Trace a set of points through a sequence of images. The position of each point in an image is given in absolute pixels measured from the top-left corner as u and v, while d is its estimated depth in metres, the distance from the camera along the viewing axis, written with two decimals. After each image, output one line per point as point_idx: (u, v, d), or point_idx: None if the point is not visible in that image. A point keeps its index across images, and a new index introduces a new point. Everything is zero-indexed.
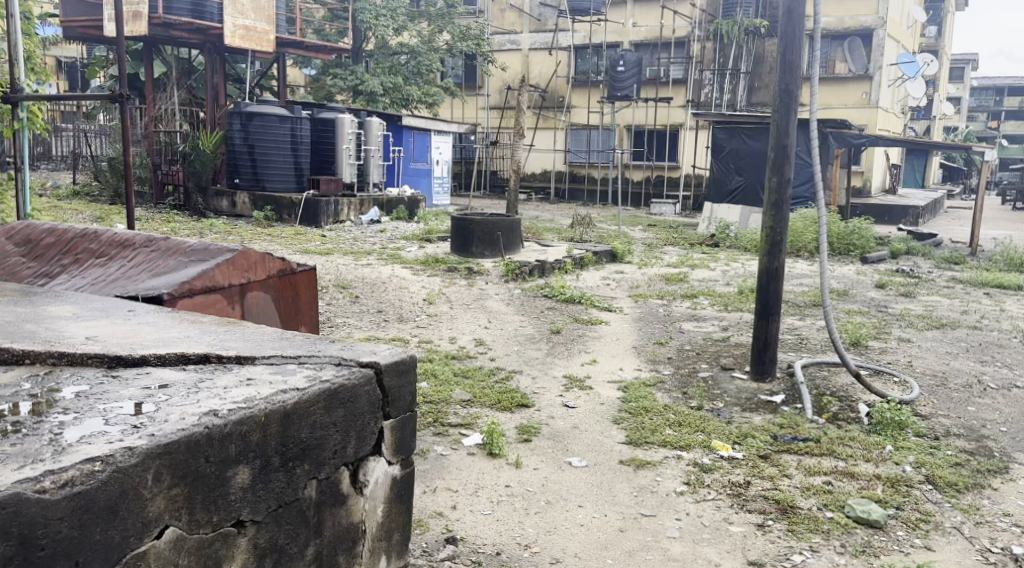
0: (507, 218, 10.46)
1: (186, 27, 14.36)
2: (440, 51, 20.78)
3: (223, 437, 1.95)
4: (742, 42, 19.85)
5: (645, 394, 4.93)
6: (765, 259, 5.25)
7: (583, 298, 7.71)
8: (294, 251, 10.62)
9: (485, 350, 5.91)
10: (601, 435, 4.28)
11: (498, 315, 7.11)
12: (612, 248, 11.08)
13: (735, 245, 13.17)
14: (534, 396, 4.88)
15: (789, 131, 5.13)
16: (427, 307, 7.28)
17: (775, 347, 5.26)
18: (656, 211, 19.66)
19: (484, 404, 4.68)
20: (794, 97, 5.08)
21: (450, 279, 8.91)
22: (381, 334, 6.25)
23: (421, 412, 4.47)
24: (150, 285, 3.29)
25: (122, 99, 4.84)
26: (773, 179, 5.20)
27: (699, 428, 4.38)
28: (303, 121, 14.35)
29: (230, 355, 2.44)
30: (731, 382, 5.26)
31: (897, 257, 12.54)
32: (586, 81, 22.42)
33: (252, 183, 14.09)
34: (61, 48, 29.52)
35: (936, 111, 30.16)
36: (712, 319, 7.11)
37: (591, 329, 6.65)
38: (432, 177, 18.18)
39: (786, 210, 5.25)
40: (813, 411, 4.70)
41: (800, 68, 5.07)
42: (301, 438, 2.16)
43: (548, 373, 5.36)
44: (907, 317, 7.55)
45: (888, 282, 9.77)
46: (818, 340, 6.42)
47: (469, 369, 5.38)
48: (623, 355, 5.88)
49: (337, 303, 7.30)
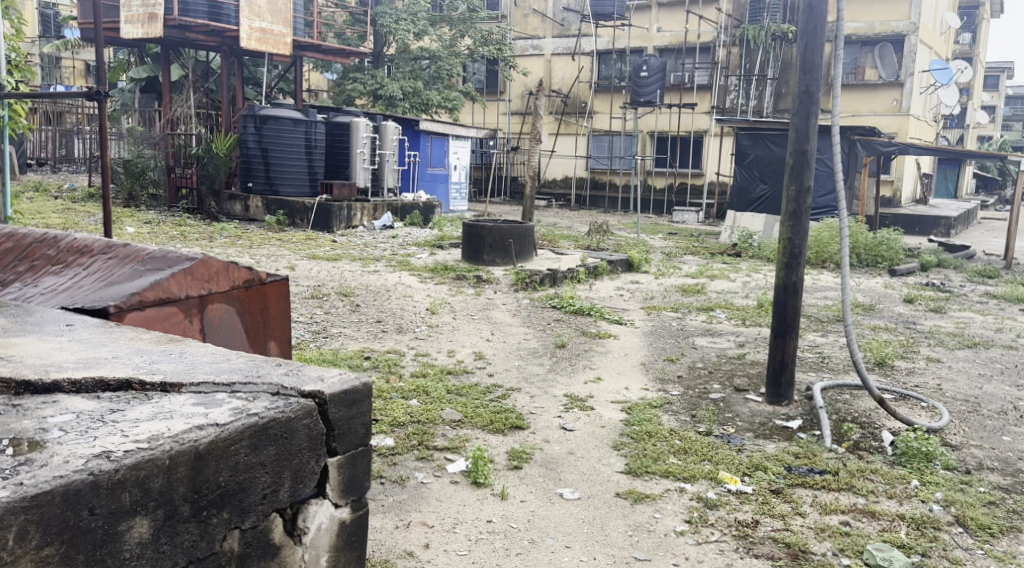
0: (519, 225, 10.13)
1: (202, 29, 14.18)
2: (461, 56, 20.52)
3: (114, 486, 1.66)
4: (769, 47, 19.39)
5: (649, 417, 4.58)
6: (782, 273, 4.89)
7: (593, 310, 7.39)
8: (301, 256, 10.35)
9: (483, 365, 5.59)
10: (598, 462, 3.95)
11: (502, 327, 6.79)
12: (628, 257, 10.72)
13: (757, 254, 12.75)
14: (530, 417, 4.55)
15: (809, 135, 4.77)
16: (428, 317, 6.98)
17: (792, 368, 4.90)
18: (678, 219, 19.26)
19: (475, 424, 4.36)
20: (815, 99, 4.73)
21: (457, 288, 8.62)
22: (376, 346, 5.96)
23: (406, 433, 4.15)
24: (97, 297, 3.02)
25: (99, 95, 4.55)
26: (792, 186, 4.85)
27: (707, 456, 4.03)
28: (317, 125, 14.15)
29: (155, 381, 2.14)
30: (744, 404, 4.91)
31: (927, 270, 12.08)
32: (609, 86, 22.04)
33: (265, 187, 13.89)
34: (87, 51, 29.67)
35: (969, 120, 29.47)
36: (728, 334, 6.74)
37: (599, 343, 6.31)
38: (450, 183, 17.93)
39: (806, 220, 4.88)
40: (832, 438, 4.34)
41: (821, 67, 4.72)
42: (218, 483, 1.85)
43: (548, 392, 5.03)
44: (937, 335, 7.13)
45: (918, 296, 9.34)
46: (840, 359, 6.04)
47: (464, 385, 5.06)
48: (630, 373, 5.53)
49: (336, 312, 7.03)
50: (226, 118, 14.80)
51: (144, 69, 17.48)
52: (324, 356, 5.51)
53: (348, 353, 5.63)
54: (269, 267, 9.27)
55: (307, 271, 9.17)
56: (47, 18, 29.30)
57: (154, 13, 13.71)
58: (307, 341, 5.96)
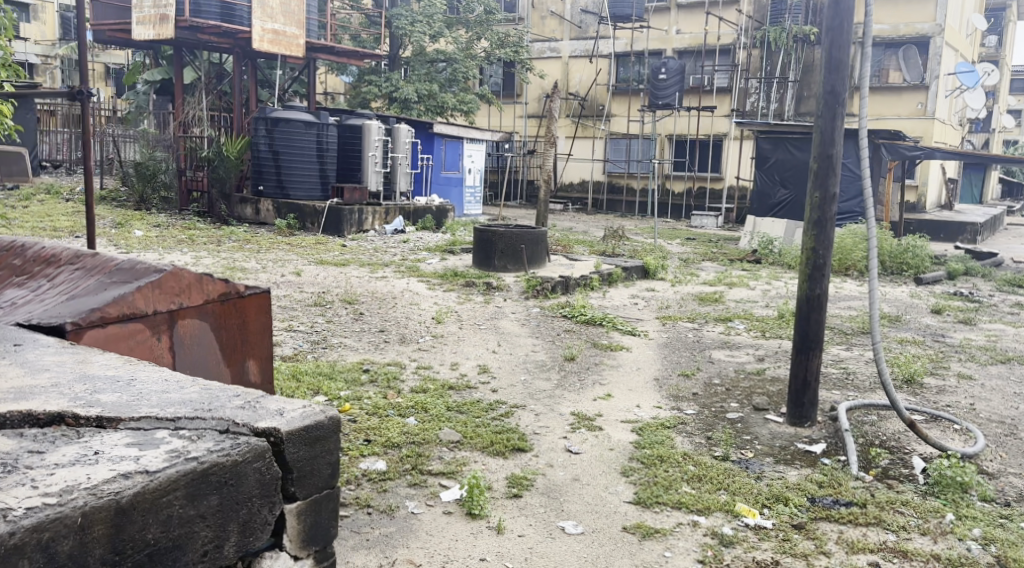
0: (532, 230, 9.86)
1: (214, 31, 13.96)
2: (477, 59, 20.27)
3: (11, 551, 1.43)
4: (791, 50, 18.99)
5: (661, 439, 4.28)
6: (805, 285, 4.59)
7: (605, 320, 7.10)
8: (309, 261, 10.13)
9: (487, 380, 5.30)
10: (604, 491, 3.66)
11: (510, 337, 6.52)
12: (644, 263, 10.41)
13: (778, 261, 12.39)
14: (533, 438, 4.27)
15: (835, 138, 4.47)
16: (434, 327, 6.70)
17: (815, 387, 4.59)
18: (697, 224, 18.92)
19: (474, 446, 4.08)
20: (841, 99, 4.44)
21: (466, 295, 8.35)
22: (376, 357, 5.68)
23: (400, 456, 3.88)
24: (55, 313, 2.79)
25: (82, 94, 4.30)
26: (816, 192, 4.54)
27: (723, 486, 3.74)
28: (329, 127, 13.93)
29: (90, 415, 1.89)
30: (763, 425, 4.60)
31: (954, 279, 11.70)
32: (627, 89, 21.75)
33: (276, 190, 13.68)
34: (107, 54, 29.71)
35: (995, 124, 28.89)
36: (747, 347, 6.43)
37: (610, 356, 6.02)
38: (464, 186, 17.68)
39: (831, 228, 4.56)
40: (858, 466, 4.04)
41: (849, 65, 4.42)
42: (146, 540, 1.60)
43: (554, 410, 4.74)
44: (968, 349, 6.79)
45: (947, 306, 8.99)
46: (866, 375, 5.72)
47: (465, 402, 4.78)
48: (643, 390, 5.23)
49: (338, 320, 6.76)
50: (237, 120, 14.61)
51: (158, 71, 17.32)
52: (320, 368, 5.22)
53: (347, 366, 5.35)
54: (275, 272, 9.04)
55: (313, 277, 8.92)
56: (66, 20, 29.73)
57: (165, 13, 13.55)
58: (305, 351, 5.68)
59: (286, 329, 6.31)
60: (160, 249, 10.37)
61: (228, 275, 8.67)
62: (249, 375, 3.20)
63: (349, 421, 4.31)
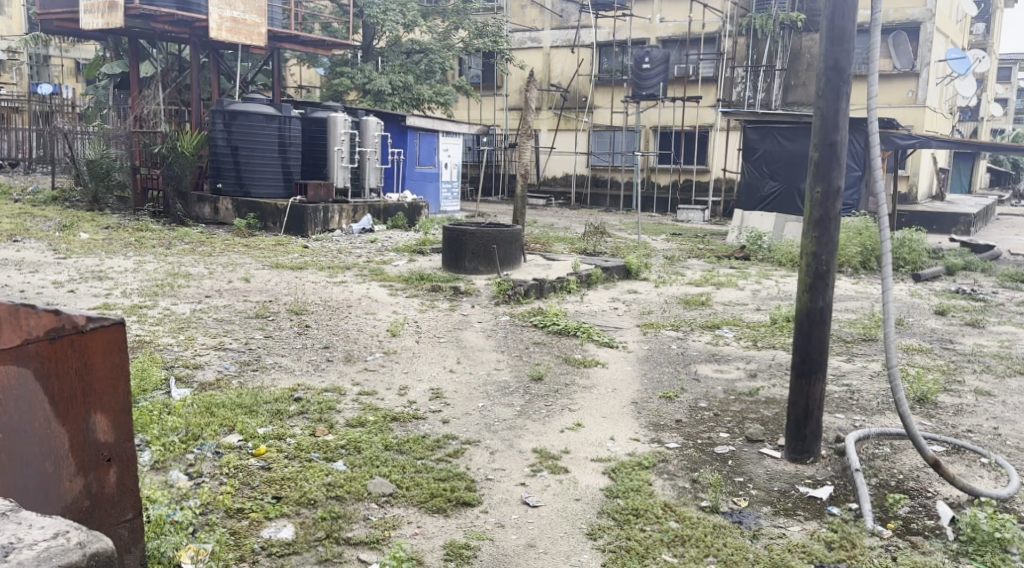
0: (505, 229, 9.10)
1: (168, 19, 13.09)
2: (455, 49, 19.44)
3: None
4: (778, 38, 18.40)
5: (638, 486, 3.57)
6: (805, 297, 3.87)
7: (579, 330, 6.38)
8: (263, 265, 9.38)
9: (439, 408, 4.56)
10: (564, 562, 2.97)
11: (472, 353, 5.78)
12: (625, 262, 9.68)
13: (767, 258, 11.71)
14: (483, 487, 3.55)
15: (839, 124, 3.77)
16: (387, 342, 5.96)
17: (819, 417, 3.89)
18: (683, 218, 18.36)
19: (410, 501, 3.36)
20: (846, 75, 3.73)
21: (430, 301, 7.62)
22: (313, 382, 4.93)
23: (314, 519, 3.17)
24: None
25: None
26: (816, 187, 3.83)
27: (712, 552, 3.06)
28: (292, 120, 13.14)
29: None
30: (758, 463, 3.90)
31: (952, 274, 11.05)
32: (610, 79, 20.99)
33: (235, 187, 12.90)
34: (78, 48, 28.78)
35: (982, 112, 28.32)
36: (737, 361, 5.71)
37: (583, 375, 5.30)
38: (439, 181, 16.87)
39: (836, 229, 3.85)
40: (873, 516, 3.36)
41: (854, 34, 3.71)
42: None
43: (513, 447, 4.01)
44: (981, 358, 6.11)
45: (950, 306, 8.32)
46: (873, 394, 5.01)
47: (407, 438, 4.03)
48: (618, 417, 4.51)
49: (279, 336, 6.00)
50: (195, 113, 13.77)
51: (118, 64, 16.52)
52: (240, 399, 4.44)
53: (274, 393, 4.59)
54: (221, 278, 8.28)
55: (263, 282, 8.18)
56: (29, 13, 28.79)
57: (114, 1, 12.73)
58: (229, 376, 4.92)
59: (216, 348, 5.55)
60: (102, 253, 9.59)
61: (168, 282, 7.90)
62: (96, 435, 2.53)
63: (263, 470, 3.60)
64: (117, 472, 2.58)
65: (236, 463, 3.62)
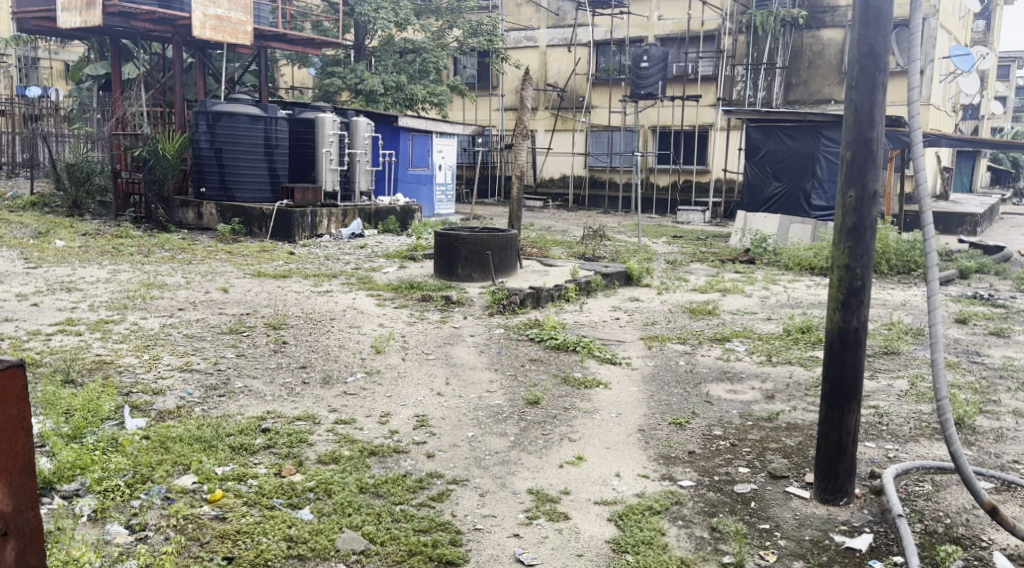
0: (500, 234, 8.62)
1: (149, 17, 12.59)
2: (449, 49, 18.92)
3: None
4: (779, 34, 17.96)
5: (650, 536, 3.10)
6: (837, 317, 3.39)
7: (579, 345, 5.89)
8: (244, 273, 8.88)
9: (424, 440, 4.07)
10: None
11: (463, 372, 5.30)
12: (626, 268, 9.19)
13: (774, 262, 11.23)
14: (470, 540, 3.07)
15: (875, 119, 3.29)
16: (370, 360, 5.48)
17: (853, 452, 3.42)
18: (683, 219, 17.94)
19: (384, 562, 2.91)
20: (882, 63, 3.26)
21: (420, 313, 7.13)
22: (286, 409, 4.44)
23: None
24: None
25: None
26: (848, 193, 3.36)
27: None
28: (279, 121, 12.69)
29: None
30: (785, 506, 3.42)
31: (967, 277, 10.58)
32: (607, 79, 20.53)
33: (220, 191, 12.43)
34: (66, 50, 28.33)
35: (984, 110, 27.89)
36: (752, 380, 5.22)
37: (583, 397, 4.83)
38: (433, 183, 16.40)
39: (872, 240, 3.36)
40: None
41: (891, 16, 3.23)
42: None
43: (506, 488, 3.53)
44: (1016, 373, 5.64)
45: (971, 314, 7.83)
46: (905, 418, 4.53)
47: (386, 478, 3.55)
48: (624, 448, 4.03)
49: (252, 354, 5.50)
50: (180, 114, 13.25)
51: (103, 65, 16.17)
52: (199, 431, 3.95)
53: (239, 424, 4.10)
54: (198, 289, 7.80)
55: (242, 294, 7.68)
56: None
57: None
58: (192, 404, 4.42)
59: (181, 370, 5.06)
60: (76, 262, 9.09)
61: (140, 294, 7.39)
62: None
63: (216, 520, 3.13)
64: (15, 548, 2.12)
65: (186, 512, 3.14)
